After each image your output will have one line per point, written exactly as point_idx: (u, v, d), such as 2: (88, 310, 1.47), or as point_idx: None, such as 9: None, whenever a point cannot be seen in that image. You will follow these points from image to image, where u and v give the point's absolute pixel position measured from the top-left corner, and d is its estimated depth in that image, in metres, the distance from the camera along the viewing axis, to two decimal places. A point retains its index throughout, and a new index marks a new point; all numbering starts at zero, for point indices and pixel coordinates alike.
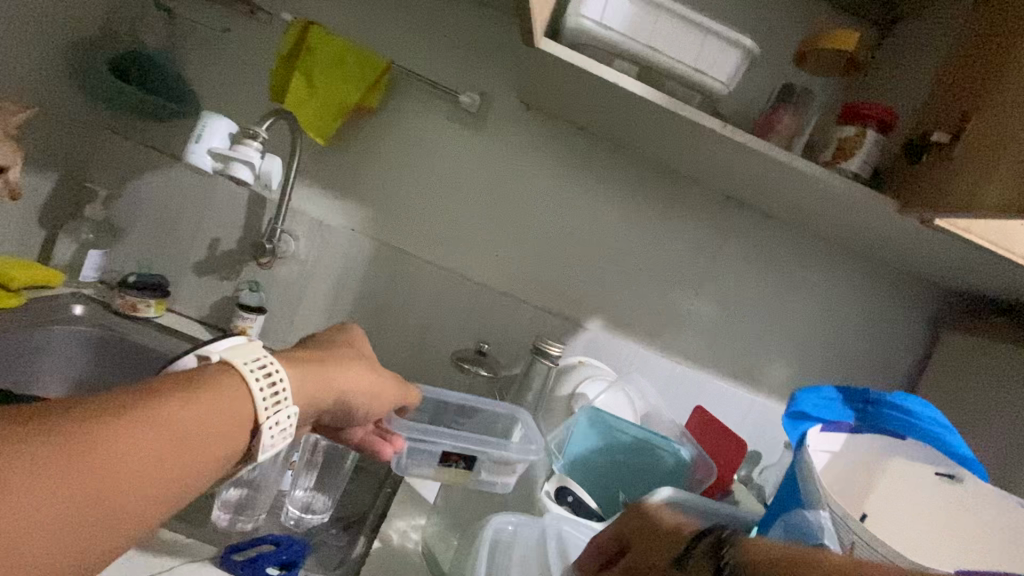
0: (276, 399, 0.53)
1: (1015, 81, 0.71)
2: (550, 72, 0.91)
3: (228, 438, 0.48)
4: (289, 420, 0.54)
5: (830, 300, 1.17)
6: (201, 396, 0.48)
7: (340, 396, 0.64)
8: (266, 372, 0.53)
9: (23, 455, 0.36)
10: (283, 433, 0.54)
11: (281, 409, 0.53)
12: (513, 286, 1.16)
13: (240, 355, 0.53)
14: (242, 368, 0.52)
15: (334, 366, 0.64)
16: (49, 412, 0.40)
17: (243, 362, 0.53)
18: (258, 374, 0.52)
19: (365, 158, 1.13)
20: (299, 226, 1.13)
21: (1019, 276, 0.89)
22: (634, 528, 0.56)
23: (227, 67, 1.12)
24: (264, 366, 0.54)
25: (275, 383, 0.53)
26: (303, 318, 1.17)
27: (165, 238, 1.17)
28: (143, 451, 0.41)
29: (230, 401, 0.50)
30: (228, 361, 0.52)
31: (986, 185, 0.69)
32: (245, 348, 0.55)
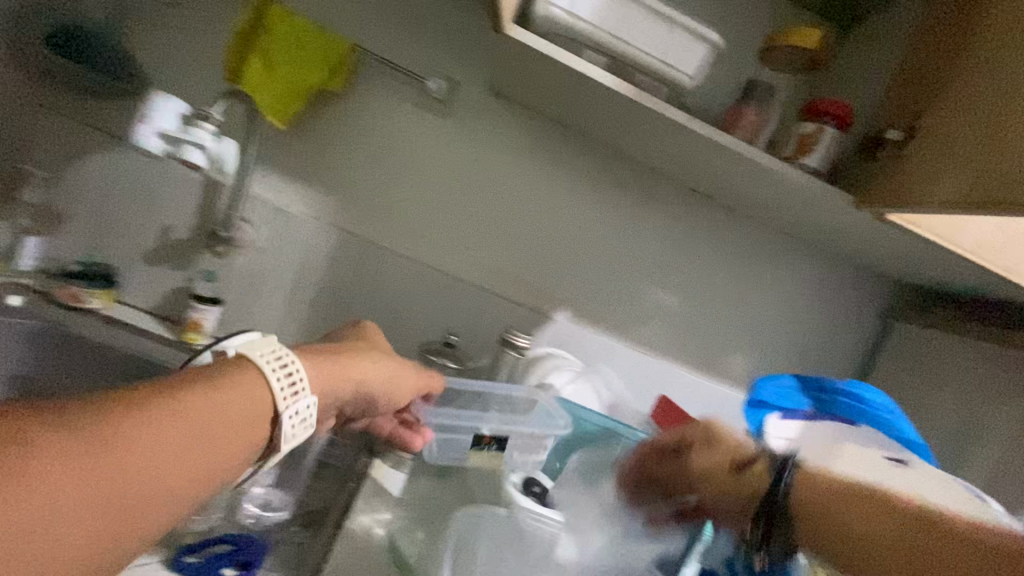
0: (293, 390, 0.57)
1: (964, 83, 0.74)
2: (520, 59, 0.90)
3: (248, 428, 0.53)
4: (307, 410, 0.58)
5: (789, 291, 1.20)
6: (222, 390, 0.52)
7: (358, 386, 0.68)
8: (282, 365, 0.57)
9: (57, 444, 0.41)
10: (303, 422, 0.58)
11: (298, 399, 0.57)
12: (482, 277, 1.14)
13: (254, 349, 0.57)
14: (259, 361, 0.56)
15: (351, 359, 0.68)
16: (81, 405, 0.44)
17: (258, 356, 0.56)
18: (275, 369, 0.56)
19: (328, 144, 1.09)
20: (258, 214, 1.09)
21: (964, 269, 0.94)
22: (699, 437, 0.79)
23: (178, 44, 1.05)
24: (282, 361, 0.57)
25: (293, 376, 0.57)
26: (263, 309, 1.13)
27: (112, 225, 1.10)
28: (171, 439, 0.46)
29: (249, 395, 0.54)
30: (244, 355, 0.56)
31: (937, 182, 0.72)
32: (263, 344, 0.58)
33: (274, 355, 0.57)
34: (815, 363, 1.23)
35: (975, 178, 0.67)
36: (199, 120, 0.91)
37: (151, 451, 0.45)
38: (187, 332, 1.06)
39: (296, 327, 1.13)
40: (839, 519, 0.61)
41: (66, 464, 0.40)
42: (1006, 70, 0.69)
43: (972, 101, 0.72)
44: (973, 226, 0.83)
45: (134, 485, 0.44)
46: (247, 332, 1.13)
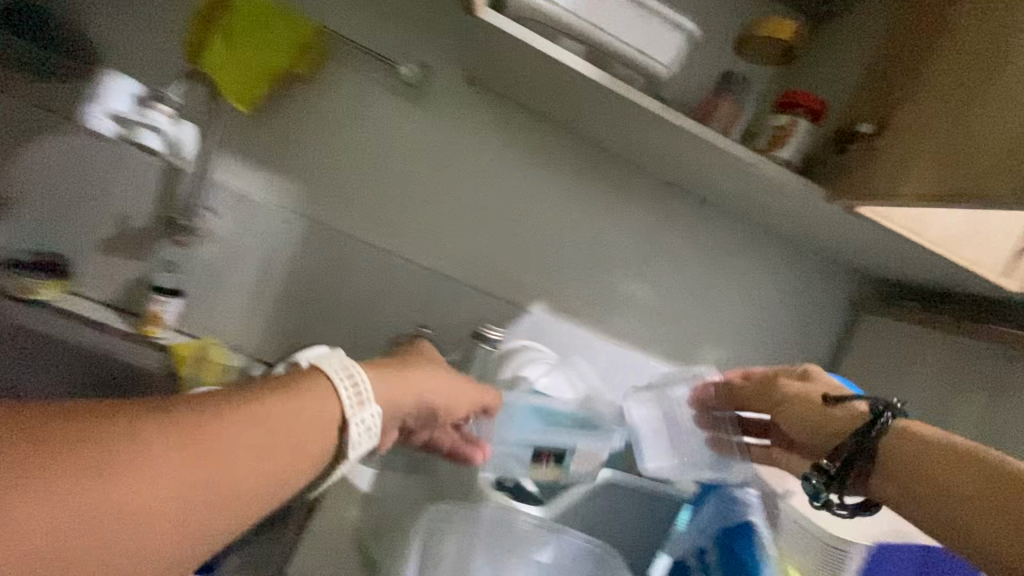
0: (359, 399, 0.56)
1: (933, 78, 0.75)
2: (494, 46, 0.88)
3: (316, 437, 0.52)
4: (372, 420, 0.57)
5: (762, 284, 1.21)
6: (291, 396, 0.52)
7: (418, 398, 0.67)
8: (349, 377, 0.56)
9: (148, 441, 0.41)
10: (368, 433, 0.57)
11: (364, 408, 0.56)
12: (456, 268, 1.12)
13: (325, 361, 0.56)
14: (328, 372, 0.55)
15: (412, 372, 0.67)
16: (157, 407, 0.44)
17: (330, 366, 0.56)
18: (343, 379, 0.56)
19: (296, 130, 1.05)
20: (222, 202, 1.05)
21: (930, 263, 0.96)
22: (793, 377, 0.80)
23: (133, 22, 1.00)
24: (349, 373, 0.57)
25: (359, 385, 0.56)
26: (228, 301, 1.09)
27: (64, 213, 1.04)
28: (243, 444, 0.46)
29: (320, 402, 0.53)
30: (316, 365, 0.56)
31: (908, 176, 0.73)
32: (332, 355, 0.58)
33: (342, 367, 0.57)
34: (787, 355, 1.25)
35: (945, 172, 0.68)
36: (155, 102, 0.86)
37: (229, 453, 0.45)
38: (146, 324, 1.03)
39: (262, 320, 1.10)
40: (926, 471, 0.64)
41: (154, 459, 0.41)
42: (975, 65, 0.70)
43: (943, 96, 0.72)
44: (940, 220, 0.84)
45: (214, 485, 0.44)
46: (211, 325, 1.09)
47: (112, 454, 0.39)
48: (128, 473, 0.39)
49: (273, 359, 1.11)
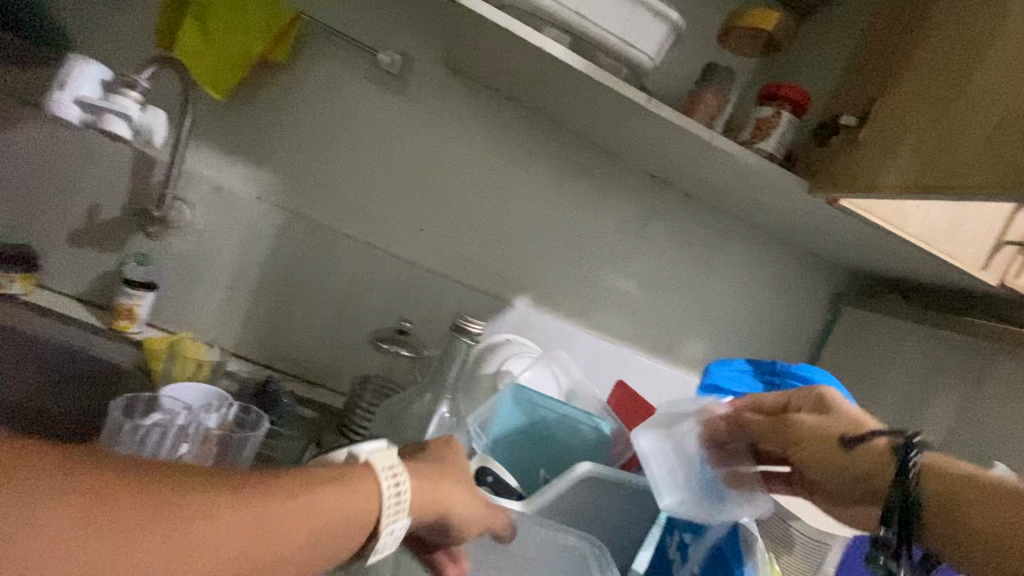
0: (397, 505, 0.49)
1: (915, 70, 0.75)
2: (477, 34, 0.86)
3: (348, 540, 0.46)
4: (400, 532, 0.50)
5: (745, 278, 1.22)
6: (336, 489, 0.46)
7: (442, 514, 0.57)
8: (397, 480, 0.50)
9: (200, 526, 0.37)
10: (392, 543, 0.50)
11: (398, 517, 0.50)
12: (439, 262, 1.11)
13: (381, 458, 0.51)
14: (379, 469, 0.50)
15: (446, 480, 0.58)
16: (197, 487, 0.39)
17: (382, 465, 0.50)
18: (389, 479, 0.50)
19: (273, 119, 1.03)
20: (197, 193, 1.02)
21: (910, 256, 0.97)
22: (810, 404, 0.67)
23: (99, 5, 0.96)
24: (396, 479, 0.50)
25: (400, 488, 0.50)
26: (204, 295, 1.06)
27: (30, 203, 1.00)
28: (281, 545, 0.40)
29: (364, 501, 0.47)
30: (368, 460, 0.50)
31: (890, 168, 0.72)
32: (388, 451, 0.52)
33: (391, 466, 0.51)
34: (769, 349, 1.25)
35: (925, 164, 0.67)
36: (123, 88, 0.82)
37: (273, 540, 0.40)
38: (118, 319, 0.99)
39: (240, 314, 1.07)
40: (958, 513, 0.50)
41: (198, 544, 0.36)
42: (953, 58, 0.70)
43: (925, 88, 0.72)
44: (920, 212, 0.84)
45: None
46: (186, 319, 1.06)
47: (162, 530, 0.36)
48: (167, 556, 0.35)
49: (251, 354, 1.08)
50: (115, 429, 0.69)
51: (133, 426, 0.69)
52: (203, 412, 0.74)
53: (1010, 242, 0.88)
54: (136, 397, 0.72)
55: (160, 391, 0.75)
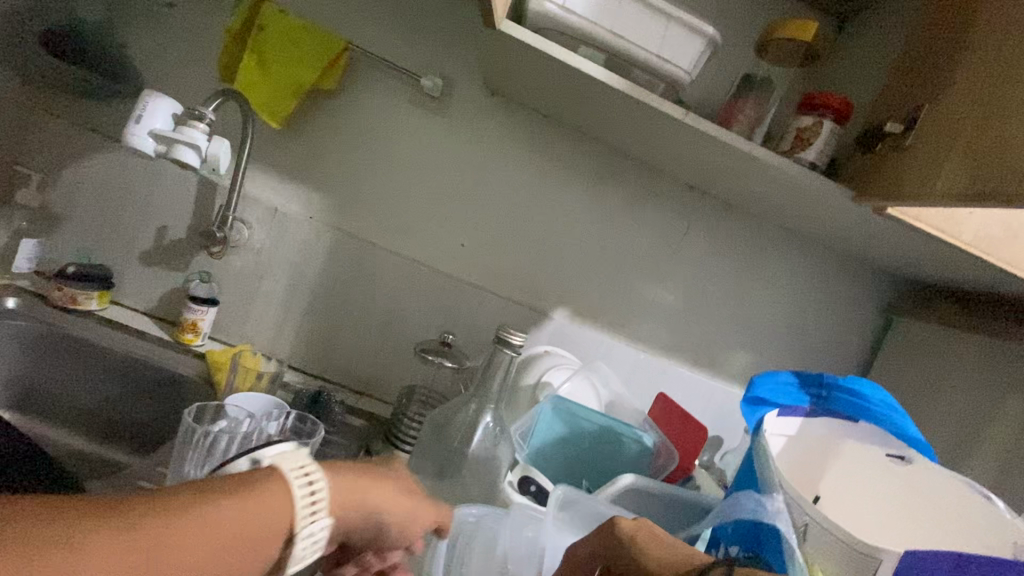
0: (313, 509, 0.49)
1: (963, 74, 0.73)
2: (516, 56, 0.89)
3: (259, 551, 0.45)
4: (322, 532, 0.51)
5: (789, 288, 1.20)
6: (244, 497, 0.46)
7: (373, 514, 0.57)
8: (310, 480, 0.50)
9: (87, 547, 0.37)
10: (314, 546, 0.50)
11: (316, 520, 0.50)
12: (479, 275, 1.14)
13: (288, 459, 0.50)
14: (287, 471, 0.49)
15: (372, 481, 0.58)
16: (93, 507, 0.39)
17: (290, 466, 0.50)
18: (301, 482, 0.49)
19: (324, 144, 1.09)
20: (254, 214, 1.09)
21: (964, 264, 0.93)
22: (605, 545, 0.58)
23: (170, 46, 1.05)
24: (308, 476, 0.50)
25: (315, 490, 0.50)
26: (259, 309, 1.12)
27: (108, 226, 1.09)
28: (184, 559, 0.40)
29: (274, 506, 0.47)
30: (274, 464, 0.50)
31: (937, 176, 0.71)
32: (296, 452, 0.52)
33: (301, 466, 0.50)
34: (815, 360, 1.22)
35: (975, 171, 0.66)
36: (193, 120, 0.89)
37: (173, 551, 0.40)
38: (184, 331, 1.06)
39: (292, 327, 1.13)
40: None
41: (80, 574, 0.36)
42: (1004, 59, 0.68)
43: (974, 92, 0.70)
44: (974, 219, 0.82)
45: None
46: (243, 332, 1.13)
47: (41, 557, 0.35)
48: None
49: (303, 365, 1.14)
50: (188, 434, 0.72)
51: (204, 431, 0.72)
52: (264, 421, 0.78)
53: None
54: (206, 404, 0.77)
55: (226, 400, 0.80)
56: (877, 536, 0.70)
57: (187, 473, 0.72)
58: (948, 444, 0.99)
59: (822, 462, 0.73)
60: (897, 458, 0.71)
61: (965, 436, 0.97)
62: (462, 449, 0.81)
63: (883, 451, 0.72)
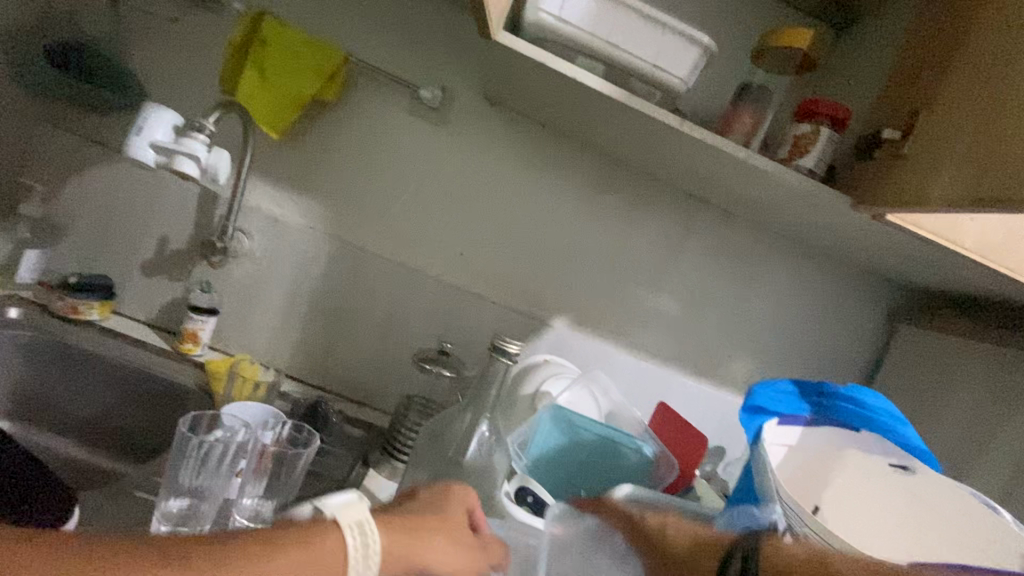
0: (365, 566, 0.52)
1: (961, 81, 0.73)
2: (514, 67, 0.89)
3: None
4: None
5: (791, 296, 1.19)
6: (300, 551, 0.49)
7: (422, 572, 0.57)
8: (364, 534, 0.53)
9: None
10: None
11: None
12: (478, 283, 1.14)
13: (347, 513, 0.54)
14: (344, 524, 0.53)
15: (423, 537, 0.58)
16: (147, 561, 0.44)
17: (348, 521, 0.53)
18: (354, 536, 0.52)
19: (324, 154, 1.10)
20: (254, 224, 1.10)
21: (965, 271, 0.92)
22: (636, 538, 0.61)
23: (174, 59, 1.07)
24: (363, 531, 0.53)
25: (367, 544, 0.52)
26: (259, 318, 1.13)
27: (111, 237, 1.10)
28: None
29: (327, 560, 0.50)
30: (334, 517, 0.53)
31: (936, 183, 0.71)
32: (356, 505, 0.55)
33: (357, 521, 0.53)
34: (818, 368, 1.21)
35: (978, 176, 0.65)
36: (192, 131, 0.90)
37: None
38: (184, 341, 1.06)
39: (291, 336, 1.13)
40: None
41: None
42: (1003, 64, 0.68)
43: (973, 97, 0.70)
44: (975, 225, 0.81)
45: None
46: (244, 342, 1.13)
47: None
48: None
49: (302, 374, 1.14)
50: (182, 444, 0.71)
51: (199, 441, 0.72)
52: (260, 430, 0.78)
53: None
54: (201, 414, 0.76)
55: (222, 409, 0.80)
56: (881, 548, 0.67)
57: (183, 482, 0.72)
58: (953, 453, 0.97)
59: (824, 474, 0.72)
60: (901, 468, 0.69)
61: (969, 446, 0.95)
62: (458, 458, 0.80)
63: (886, 461, 0.70)
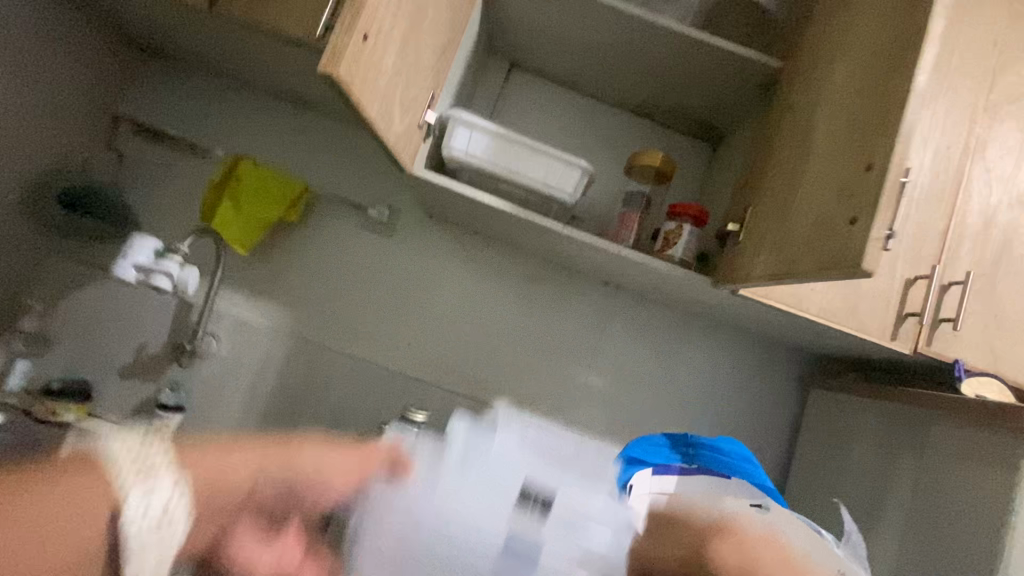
0: (161, 521, 0.44)
1: (769, 185, 0.94)
2: (436, 190, 1.11)
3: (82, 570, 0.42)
4: (172, 503, 0.44)
5: (706, 368, 1.32)
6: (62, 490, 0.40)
7: (312, 477, 0.53)
8: (156, 477, 0.44)
9: None
10: (163, 521, 0.44)
11: (155, 497, 0.44)
12: (424, 371, 1.27)
13: (140, 454, 0.44)
14: (121, 465, 0.43)
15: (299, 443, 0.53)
16: None
17: (136, 460, 0.44)
18: (138, 479, 0.43)
19: (287, 264, 1.29)
20: (223, 328, 1.26)
21: (830, 335, 1.08)
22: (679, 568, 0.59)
23: (165, 195, 1.30)
24: (147, 465, 0.44)
25: (154, 480, 0.44)
26: (223, 412, 1.24)
27: (95, 346, 1.25)
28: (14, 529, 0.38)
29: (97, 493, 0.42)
30: (119, 460, 0.43)
31: (756, 263, 0.88)
32: (131, 434, 0.45)
33: (146, 461, 0.44)
34: (746, 435, 1.31)
35: (777, 257, 0.83)
36: (170, 253, 1.09)
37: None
38: None
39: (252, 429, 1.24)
40: None
41: None
42: (791, 173, 0.88)
43: (775, 197, 0.90)
44: (816, 294, 0.97)
45: None
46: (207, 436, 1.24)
47: None
48: None
49: None
50: None
51: None
52: None
53: (911, 313, 0.99)
54: None
55: None
56: None
57: None
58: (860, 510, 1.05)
59: None
60: None
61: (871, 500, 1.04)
62: None
63: None
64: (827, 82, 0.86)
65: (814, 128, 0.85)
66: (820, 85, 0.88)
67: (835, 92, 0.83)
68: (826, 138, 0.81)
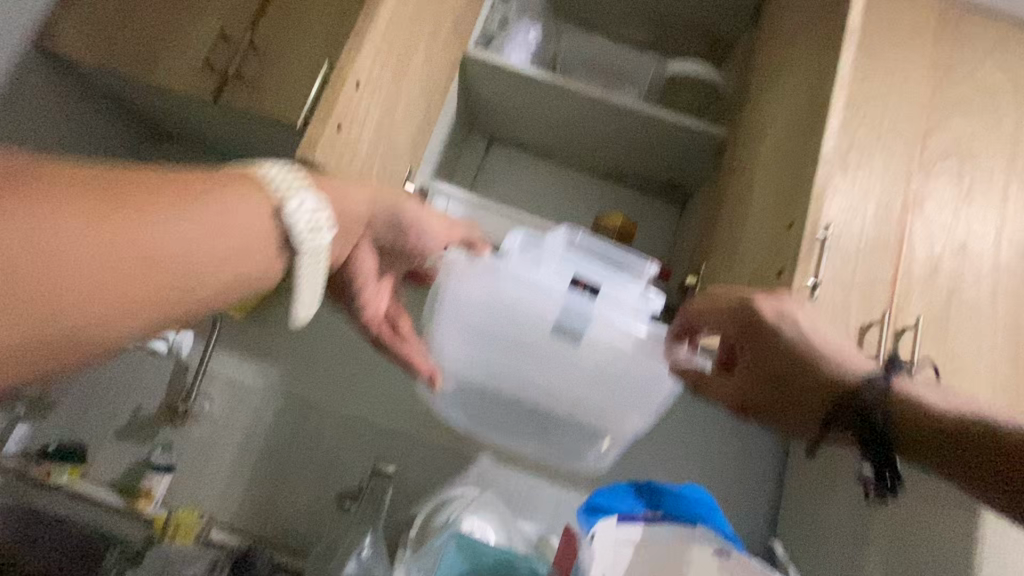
0: (312, 229, 0.65)
1: (717, 245, 1.01)
2: None
3: (261, 261, 0.61)
4: (313, 215, 0.65)
5: (689, 420, 1.31)
6: (217, 208, 0.56)
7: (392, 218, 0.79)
8: (300, 200, 0.64)
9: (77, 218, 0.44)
10: (312, 226, 0.65)
11: (300, 211, 0.63)
12: (409, 427, 1.30)
13: (278, 181, 0.63)
14: (272, 185, 0.62)
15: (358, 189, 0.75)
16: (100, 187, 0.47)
17: (275, 183, 0.63)
18: (285, 186, 0.63)
19: (279, 326, 1.35)
20: (215, 388, 1.31)
21: None
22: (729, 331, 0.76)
23: None
24: (292, 183, 0.64)
25: (303, 205, 0.64)
26: (211, 472, 1.27)
27: (90, 410, 1.30)
28: (191, 240, 0.52)
29: (248, 206, 0.59)
30: (269, 183, 0.62)
31: None
32: (278, 172, 0.64)
33: (286, 182, 0.64)
34: (734, 488, 1.30)
35: None
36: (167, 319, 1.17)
37: (171, 272, 0.51)
38: (139, 498, 1.22)
39: (238, 489, 1.26)
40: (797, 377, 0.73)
41: (80, 243, 0.44)
42: (733, 233, 0.95)
43: (721, 255, 0.97)
44: None
45: (156, 270, 0.50)
46: (194, 497, 1.26)
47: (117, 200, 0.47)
48: (119, 255, 0.46)
49: (246, 526, 1.24)
50: None
51: None
52: None
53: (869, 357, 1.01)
54: None
55: None
56: None
57: None
58: None
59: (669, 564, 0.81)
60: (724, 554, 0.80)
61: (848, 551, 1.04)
62: None
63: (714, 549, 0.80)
64: (759, 151, 0.95)
65: (751, 192, 0.94)
66: (754, 154, 0.98)
67: (766, 159, 0.92)
68: (760, 201, 0.89)
